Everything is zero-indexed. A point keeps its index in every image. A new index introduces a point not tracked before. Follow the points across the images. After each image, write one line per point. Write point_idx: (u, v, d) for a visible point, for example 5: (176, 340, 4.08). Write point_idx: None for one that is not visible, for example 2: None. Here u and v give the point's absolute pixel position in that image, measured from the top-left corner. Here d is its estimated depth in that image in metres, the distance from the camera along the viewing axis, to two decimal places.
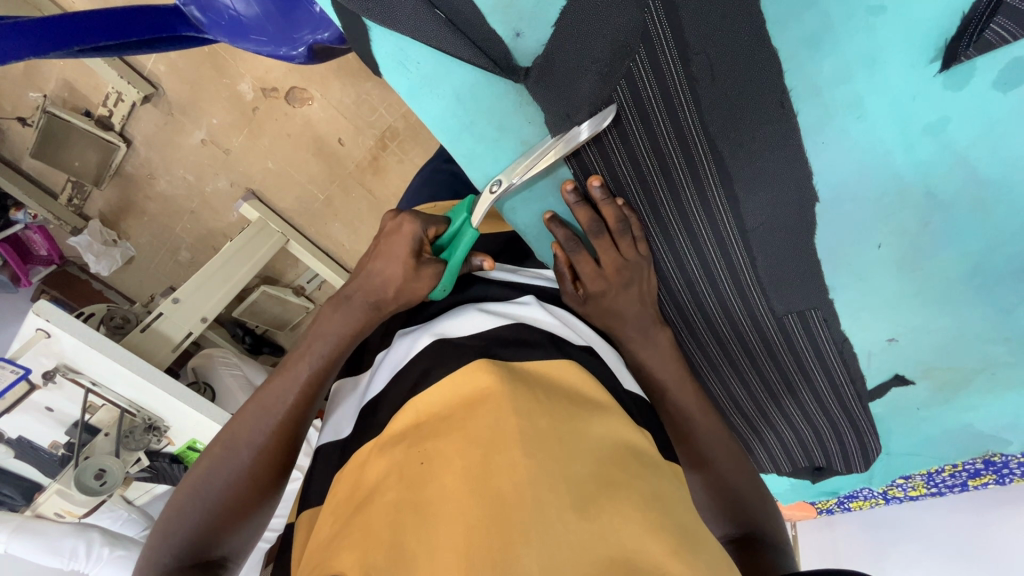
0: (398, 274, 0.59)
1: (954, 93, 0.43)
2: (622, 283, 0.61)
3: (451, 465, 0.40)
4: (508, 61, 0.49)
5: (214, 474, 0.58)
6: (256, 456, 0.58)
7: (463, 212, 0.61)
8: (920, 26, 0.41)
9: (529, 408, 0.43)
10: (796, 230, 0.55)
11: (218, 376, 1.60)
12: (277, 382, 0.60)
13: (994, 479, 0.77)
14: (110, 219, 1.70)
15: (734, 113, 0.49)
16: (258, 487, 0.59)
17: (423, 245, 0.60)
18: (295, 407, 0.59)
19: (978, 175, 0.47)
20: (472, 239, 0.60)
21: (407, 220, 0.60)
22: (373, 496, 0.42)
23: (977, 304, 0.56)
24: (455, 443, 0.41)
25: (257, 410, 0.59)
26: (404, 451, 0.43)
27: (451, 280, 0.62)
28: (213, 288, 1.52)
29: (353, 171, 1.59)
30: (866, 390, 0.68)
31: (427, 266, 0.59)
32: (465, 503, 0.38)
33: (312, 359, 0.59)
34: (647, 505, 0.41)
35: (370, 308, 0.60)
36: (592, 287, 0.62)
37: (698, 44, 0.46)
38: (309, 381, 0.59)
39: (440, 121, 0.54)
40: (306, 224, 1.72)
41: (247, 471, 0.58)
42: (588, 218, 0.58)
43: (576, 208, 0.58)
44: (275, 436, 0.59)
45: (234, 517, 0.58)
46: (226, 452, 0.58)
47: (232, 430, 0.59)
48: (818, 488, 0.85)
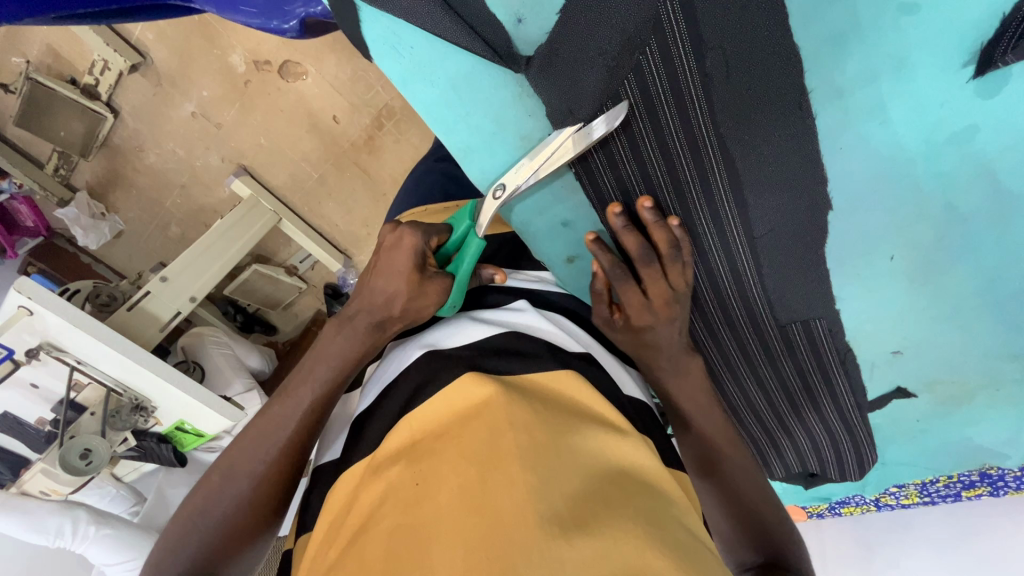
0: (401, 291, 0.56)
1: (985, 102, 0.40)
2: (669, 317, 0.59)
3: (446, 484, 0.38)
4: (508, 49, 0.46)
5: (212, 504, 0.56)
6: (255, 485, 0.56)
7: (467, 220, 0.60)
8: (956, 28, 0.38)
9: (526, 419, 0.41)
10: (806, 238, 0.53)
11: (207, 354, 1.57)
12: (276, 406, 0.57)
13: (987, 491, 0.75)
14: (98, 192, 1.65)
15: (748, 115, 0.46)
16: (258, 516, 0.57)
17: (427, 258, 0.58)
18: (295, 433, 0.56)
19: (1001, 189, 0.45)
20: (479, 249, 0.60)
21: (408, 232, 0.57)
22: (369, 520, 0.40)
23: (989, 321, 0.54)
24: (449, 462, 0.40)
25: (256, 436, 0.57)
26: (401, 471, 0.42)
27: (460, 295, 0.60)
28: (206, 265, 1.48)
29: (347, 149, 1.54)
30: (866, 401, 0.67)
31: (433, 281, 0.57)
32: (463, 524, 0.35)
33: (315, 383, 0.57)
34: (645, 518, 0.37)
35: (375, 330, 0.58)
36: (637, 318, 0.59)
37: (713, 39, 0.43)
38: (316, 406, 0.57)
39: (432, 111, 0.50)
40: (300, 203, 1.65)
41: (247, 500, 0.56)
42: (636, 244, 0.55)
43: (623, 233, 0.55)
44: (275, 465, 0.56)
45: (230, 546, 0.56)
46: (224, 480, 0.56)
47: (231, 458, 0.57)
48: (810, 493, 0.85)
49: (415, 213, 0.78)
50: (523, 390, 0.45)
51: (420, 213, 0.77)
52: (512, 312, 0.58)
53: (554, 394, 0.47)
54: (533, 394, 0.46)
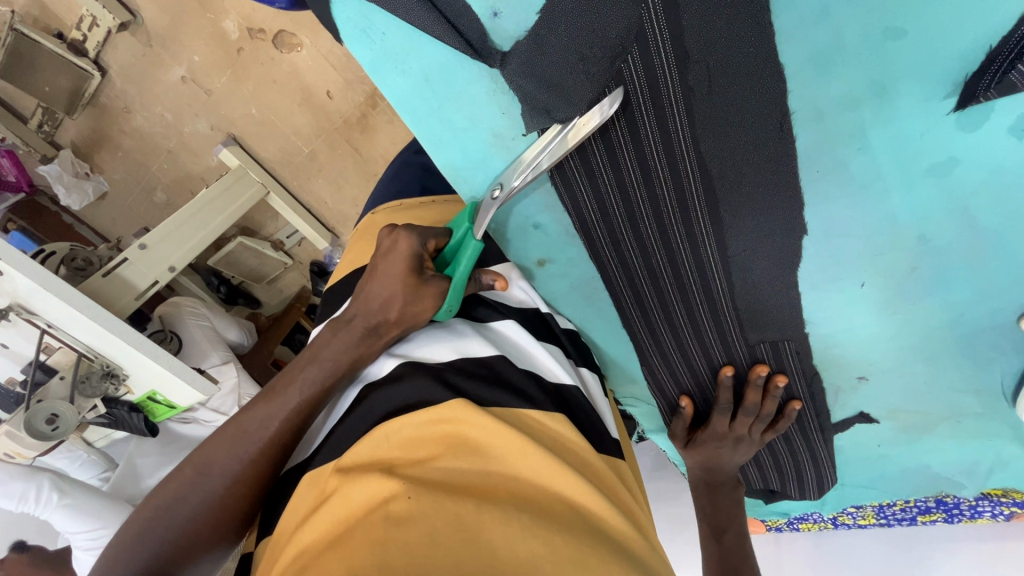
0: (398, 295, 0.55)
1: (966, 134, 0.40)
2: (733, 442, 0.68)
3: (441, 510, 0.39)
4: (483, 42, 0.43)
5: (185, 499, 0.54)
6: (229, 485, 0.54)
7: (464, 223, 0.55)
8: (941, 56, 0.37)
9: (523, 460, 0.45)
10: (779, 258, 0.52)
11: (185, 325, 1.54)
12: (259, 406, 0.56)
13: (943, 517, 0.77)
14: (83, 151, 1.61)
15: (729, 133, 0.44)
16: (224, 520, 0.55)
17: (425, 261, 0.56)
18: (279, 434, 0.55)
19: (974, 225, 0.45)
20: (476, 252, 0.55)
21: (404, 234, 0.56)
22: (350, 527, 0.40)
23: (954, 353, 0.54)
24: (442, 491, 0.41)
25: (235, 434, 0.55)
26: (383, 482, 0.42)
27: (457, 300, 0.57)
28: (186, 237, 1.43)
29: (340, 126, 1.50)
30: (830, 423, 0.66)
31: (431, 285, 0.55)
32: (454, 549, 0.37)
33: (303, 382, 0.56)
34: (627, 561, 0.41)
35: (369, 334, 0.56)
36: (701, 437, 0.70)
37: (699, 51, 0.40)
38: (302, 406, 0.55)
39: (404, 100, 0.48)
40: (289, 176, 1.62)
41: (218, 499, 0.54)
42: (728, 398, 0.64)
43: (724, 388, 0.64)
44: (250, 467, 0.54)
45: (193, 549, 0.54)
46: (199, 476, 0.55)
47: (207, 453, 0.55)
48: (769, 507, 0.83)
49: (391, 208, 0.77)
50: (514, 424, 0.48)
51: (395, 208, 0.76)
52: (495, 334, 0.58)
53: (543, 431, 0.49)
54: (527, 431, 0.48)
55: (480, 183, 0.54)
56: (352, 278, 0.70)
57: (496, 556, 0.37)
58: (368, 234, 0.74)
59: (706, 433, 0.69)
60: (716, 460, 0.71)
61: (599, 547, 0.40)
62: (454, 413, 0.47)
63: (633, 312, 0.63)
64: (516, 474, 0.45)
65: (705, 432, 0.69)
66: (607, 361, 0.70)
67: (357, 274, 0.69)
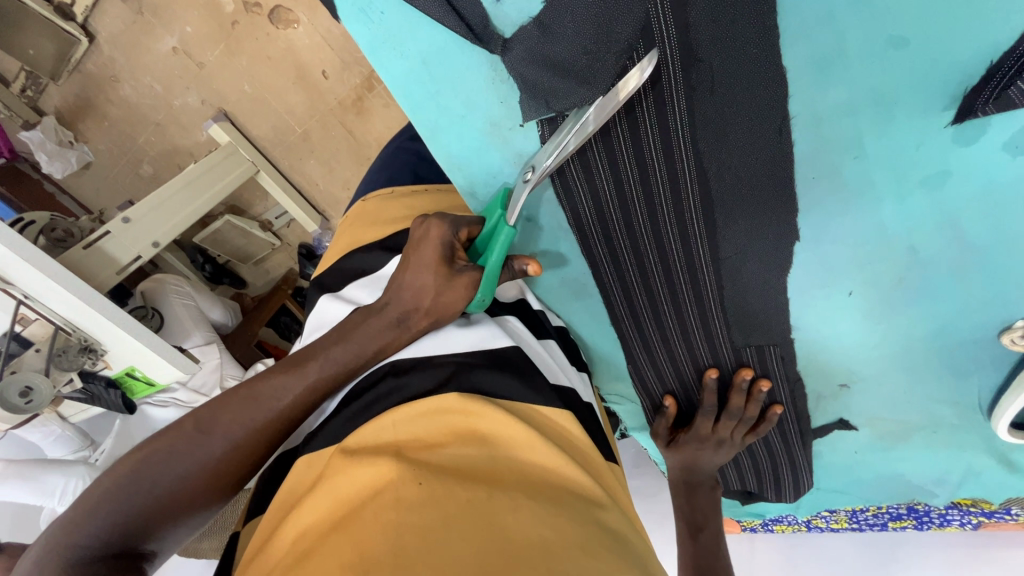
0: (430, 284, 0.53)
1: (962, 148, 0.40)
2: (714, 443, 0.69)
3: (451, 495, 0.39)
4: (484, 27, 0.42)
5: (180, 454, 0.50)
6: (229, 450, 0.52)
7: (497, 210, 0.53)
8: (943, 68, 0.37)
9: (534, 454, 0.46)
10: (770, 263, 0.52)
11: (167, 303, 1.51)
12: (273, 375, 0.53)
13: (913, 525, 0.79)
14: (68, 118, 1.55)
15: (728, 135, 0.44)
16: (218, 482, 0.52)
17: (456, 251, 0.54)
18: (289, 409, 0.53)
19: (963, 239, 0.45)
20: (509, 239, 0.52)
21: (435, 224, 0.54)
22: (356, 509, 0.40)
23: (934, 364, 0.55)
24: (451, 477, 0.41)
25: (242, 399, 0.53)
26: (392, 468, 0.41)
27: (491, 289, 0.55)
28: (170, 214, 1.37)
29: (335, 108, 1.47)
30: (810, 428, 0.67)
31: (462, 274, 0.54)
32: (471, 534, 0.37)
33: (325, 361, 0.54)
34: (632, 555, 0.41)
35: (397, 324, 0.54)
36: (683, 438, 0.70)
37: (703, 49, 0.39)
38: (317, 383, 0.54)
39: (401, 83, 0.47)
40: (280, 155, 1.60)
41: (217, 461, 0.51)
42: (713, 400, 0.64)
43: (710, 389, 0.64)
44: (255, 436, 0.53)
45: (174, 509, 0.50)
46: (197, 434, 0.51)
47: (211, 410, 0.52)
48: (745, 509, 0.84)
49: (381, 196, 0.76)
50: (523, 417, 0.48)
51: (386, 196, 0.75)
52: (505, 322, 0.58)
53: (550, 425, 0.50)
54: (535, 424, 0.49)
55: (477, 173, 0.53)
56: (349, 258, 0.68)
57: (510, 540, 0.37)
58: (360, 221, 0.73)
59: (689, 434, 0.69)
60: (697, 460, 0.71)
61: (604, 536, 0.41)
62: (464, 403, 0.47)
63: (622, 309, 0.62)
64: (523, 465, 0.45)
65: (688, 433, 0.69)
66: (594, 355, 0.70)
67: (353, 257, 0.68)
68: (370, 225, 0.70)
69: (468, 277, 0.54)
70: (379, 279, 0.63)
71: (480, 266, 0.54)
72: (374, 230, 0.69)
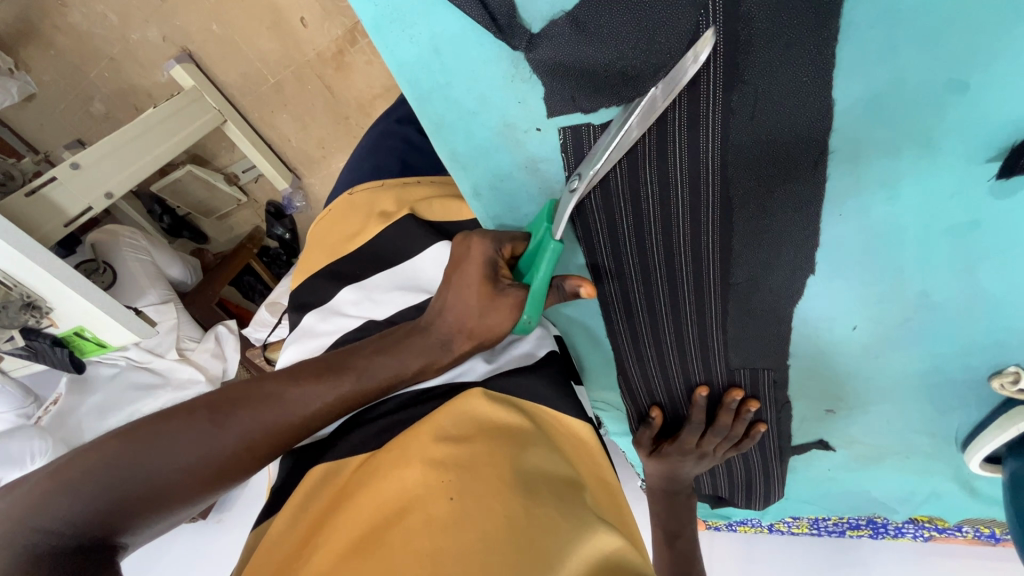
0: (472, 308, 0.51)
1: (993, 201, 0.39)
2: (696, 456, 0.69)
3: (487, 511, 0.38)
4: (510, 19, 0.37)
5: (188, 443, 0.45)
6: (240, 449, 0.46)
7: (541, 225, 0.48)
8: (995, 118, 0.35)
9: (557, 477, 0.45)
10: (778, 292, 0.50)
11: (121, 258, 1.39)
12: (308, 379, 0.49)
13: (869, 533, 0.82)
14: (6, 42, 1.36)
15: (759, 164, 0.41)
16: (217, 484, 0.46)
17: (501, 269, 0.50)
18: (319, 419, 0.49)
19: (977, 289, 0.44)
20: (555, 255, 0.47)
21: (477, 241, 0.51)
22: (388, 523, 0.39)
23: (920, 400, 0.56)
24: (483, 486, 0.40)
25: (269, 395, 0.48)
26: (419, 481, 0.40)
27: (537, 311, 0.51)
28: (126, 159, 1.25)
29: (312, 60, 1.36)
30: (789, 445, 0.68)
31: (507, 294, 0.50)
32: (509, 553, 0.36)
33: (365, 373, 0.50)
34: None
35: (440, 347, 0.52)
36: (665, 448, 0.70)
37: (750, 73, 0.36)
38: (349, 395, 0.50)
39: (409, 70, 0.42)
40: (250, 106, 1.49)
41: (227, 461, 0.46)
42: (702, 418, 0.64)
43: (700, 407, 0.63)
44: (273, 436, 0.47)
45: (163, 501, 0.44)
46: (211, 426, 0.45)
47: (229, 403, 0.47)
48: (714, 511, 0.86)
49: (370, 187, 0.74)
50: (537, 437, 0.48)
51: (375, 188, 0.73)
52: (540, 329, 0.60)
53: (565, 438, 0.52)
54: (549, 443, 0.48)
55: (483, 175, 0.49)
56: (348, 257, 0.68)
57: (554, 559, 0.37)
58: (350, 215, 0.71)
59: (673, 446, 0.69)
60: (676, 470, 0.71)
61: (629, 547, 0.41)
62: (487, 406, 0.48)
63: (620, 324, 0.60)
64: (549, 478, 0.44)
65: (671, 444, 0.69)
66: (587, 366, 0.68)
67: (354, 258, 0.67)
68: (366, 219, 0.68)
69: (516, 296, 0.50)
70: (390, 289, 0.62)
71: (525, 285, 0.50)
72: (368, 226, 0.67)
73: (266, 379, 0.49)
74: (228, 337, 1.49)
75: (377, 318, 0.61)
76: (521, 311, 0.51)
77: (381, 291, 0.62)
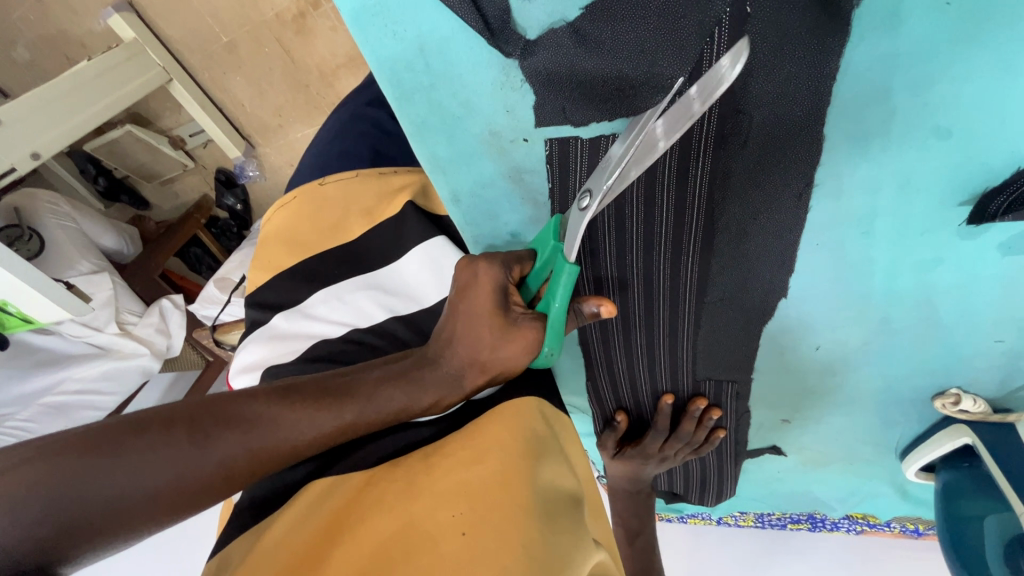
0: (484, 339, 0.49)
1: (961, 242, 0.40)
2: (657, 459, 0.71)
3: (504, 543, 0.37)
4: (503, 24, 0.35)
5: (161, 462, 0.41)
6: (219, 475, 0.43)
7: (549, 244, 0.46)
8: (972, 165, 0.36)
9: (565, 500, 0.45)
10: (750, 313, 0.51)
11: (44, 225, 1.27)
12: (306, 406, 0.47)
13: (808, 527, 0.87)
14: None
15: (747, 192, 0.41)
16: (184, 509, 0.42)
17: (511, 297, 0.48)
18: (307, 446, 0.47)
19: (933, 318, 0.47)
20: (572, 277, 0.44)
21: (484, 267, 0.48)
22: (397, 551, 0.37)
23: (870, 415, 0.59)
24: (500, 517, 0.39)
25: (259, 418, 0.45)
26: (431, 518, 0.39)
27: (558, 341, 0.49)
28: (64, 111, 1.13)
29: (270, 20, 1.26)
30: (745, 449, 0.71)
31: (520, 325, 0.48)
32: None
33: (366, 403, 0.49)
34: None
35: (450, 381, 0.52)
36: (627, 451, 0.72)
37: (748, 102, 0.36)
38: (350, 425, 0.48)
39: (390, 68, 0.39)
40: (200, 66, 1.38)
41: (204, 485, 0.42)
42: (667, 426, 0.65)
43: (664, 415, 0.64)
44: (254, 464, 0.45)
45: (122, 526, 0.39)
46: (193, 446, 0.42)
47: (216, 425, 0.44)
48: (668, 505, 0.90)
49: (343, 178, 0.70)
50: (547, 456, 0.47)
51: (348, 180, 0.70)
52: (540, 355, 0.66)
53: (574, 454, 0.54)
54: (557, 462, 0.47)
55: (463, 181, 0.46)
56: (323, 255, 0.65)
57: None
58: (323, 207, 0.69)
59: (636, 450, 0.70)
60: (638, 471, 0.73)
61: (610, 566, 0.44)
62: (515, 415, 0.49)
63: (594, 334, 0.60)
64: (559, 501, 0.44)
65: (634, 448, 0.71)
66: (567, 378, 0.69)
67: (330, 256, 0.65)
68: (341, 214, 0.67)
69: (526, 323, 0.48)
70: (358, 290, 0.62)
71: (542, 314, 0.48)
72: (348, 225, 0.65)
73: (240, 396, 0.46)
74: (173, 312, 1.40)
75: (361, 325, 0.61)
76: (540, 343, 0.49)
77: (355, 293, 0.62)
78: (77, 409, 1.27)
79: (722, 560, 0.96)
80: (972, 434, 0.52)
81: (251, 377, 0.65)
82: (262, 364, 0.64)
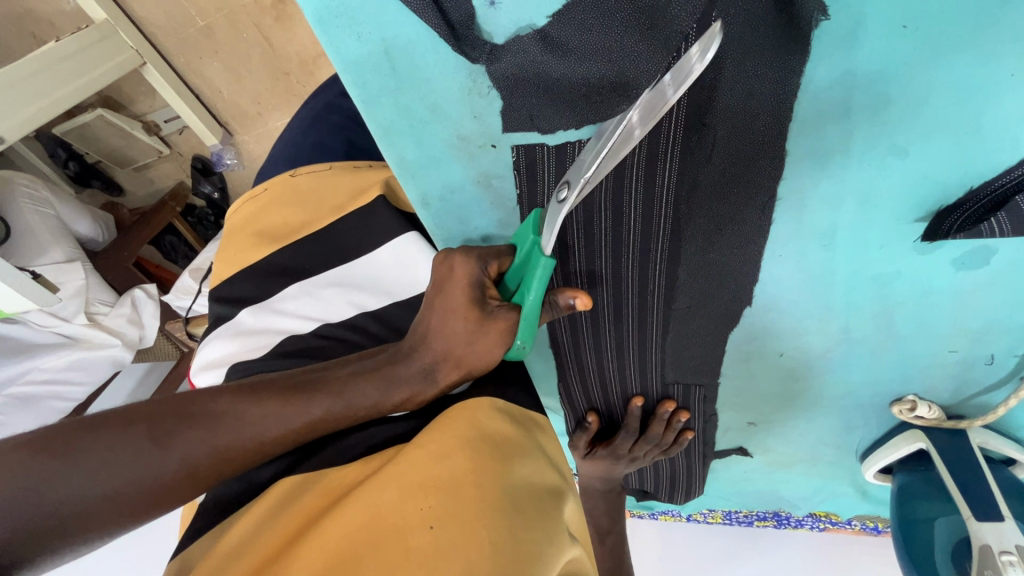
0: (459, 336, 0.48)
1: (917, 256, 0.41)
2: (627, 459, 0.72)
3: (474, 538, 0.37)
4: (468, 28, 0.34)
5: (116, 463, 0.40)
6: (183, 474, 0.42)
7: (527, 237, 0.44)
8: (927, 184, 0.37)
9: (538, 492, 0.45)
10: (717, 320, 0.52)
11: (18, 211, 1.20)
12: (273, 400, 0.45)
13: (773, 524, 0.90)
14: None
15: (714, 202, 0.41)
16: (148, 510, 0.41)
17: (488, 289, 0.46)
18: (274, 444, 0.46)
19: (890, 328, 0.48)
20: (547, 270, 0.43)
21: (460, 262, 0.47)
22: (362, 549, 0.37)
23: (832, 419, 0.60)
24: (470, 511, 0.39)
25: (222, 416, 0.44)
26: (399, 513, 0.39)
27: (532, 336, 0.48)
28: (28, 95, 1.07)
29: (249, 5, 1.23)
30: (713, 450, 0.72)
31: (496, 319, 0.47)
32: None
33: (337, 399, 0.47)
34: None
35: (425, 376, 0.50)
36: (598, 452, 0.72)
37: (714, 113, 0.36)
38: (319, 422, 0.47)
39: (355, 71, 0.38)
40: (175, 50, 1.34)
41: (164, 486, 0.41)
42: (637, 427, 0.66)
43: (635, 417, 0.65)
44: (220, 462, 0.44)
45: (81, 529, 0.39)
46: (153, 446, 0.41)
47: (179, 426, 0.43)
48: (639, 503, 0.91)
49: (317, 170, 0.70)
50: (520, 450, 0.47)
51: (322, 172, 0.70)
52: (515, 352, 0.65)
53: (552, 448, 0.53)
54: (528, 455, 0.47)
55: (431, 185, 0.46)
56: (294, 250, 0.64)
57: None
58: (295, 201, 0.68)
59: (606, 450, 0.71)
60: (610, 470, 0.75)
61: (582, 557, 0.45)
62: (489, 415, 0.48)
63: (564, 337, 0.60)
64: (532, 493, 0.44)
65: (605, 449, 0.71)
66: (540, 379, 0.68)
67: (302, 251, 0.64)
68: (313, 209, 0.66)
69: (501, 322, 0.47)
70: (329, 286, 0.61)
71: (516, 305, 0.47)
72: (320, 218, 0.65)
73: (205, 394, 0.45)
74: (146, 302, 1.35)
75: (332, 321, 0.60)
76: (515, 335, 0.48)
77: (329, 289, 0.61)
78: (43, 400, 1.24)
79: (690, 555, 0.98)
80: (926, 440, 0.54)
81: (217, 373, 0.64)
82: (230, 360, 0.63)
